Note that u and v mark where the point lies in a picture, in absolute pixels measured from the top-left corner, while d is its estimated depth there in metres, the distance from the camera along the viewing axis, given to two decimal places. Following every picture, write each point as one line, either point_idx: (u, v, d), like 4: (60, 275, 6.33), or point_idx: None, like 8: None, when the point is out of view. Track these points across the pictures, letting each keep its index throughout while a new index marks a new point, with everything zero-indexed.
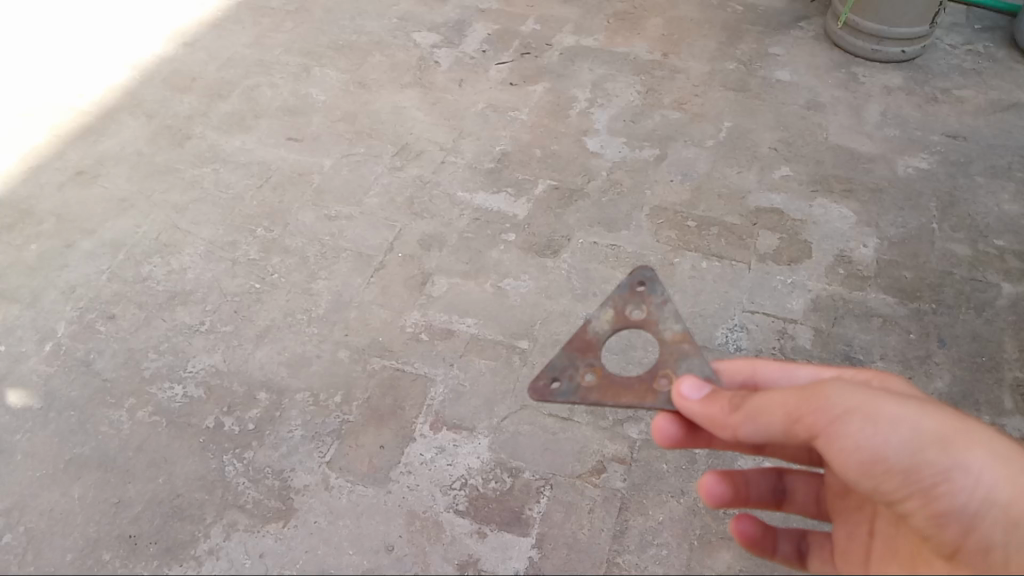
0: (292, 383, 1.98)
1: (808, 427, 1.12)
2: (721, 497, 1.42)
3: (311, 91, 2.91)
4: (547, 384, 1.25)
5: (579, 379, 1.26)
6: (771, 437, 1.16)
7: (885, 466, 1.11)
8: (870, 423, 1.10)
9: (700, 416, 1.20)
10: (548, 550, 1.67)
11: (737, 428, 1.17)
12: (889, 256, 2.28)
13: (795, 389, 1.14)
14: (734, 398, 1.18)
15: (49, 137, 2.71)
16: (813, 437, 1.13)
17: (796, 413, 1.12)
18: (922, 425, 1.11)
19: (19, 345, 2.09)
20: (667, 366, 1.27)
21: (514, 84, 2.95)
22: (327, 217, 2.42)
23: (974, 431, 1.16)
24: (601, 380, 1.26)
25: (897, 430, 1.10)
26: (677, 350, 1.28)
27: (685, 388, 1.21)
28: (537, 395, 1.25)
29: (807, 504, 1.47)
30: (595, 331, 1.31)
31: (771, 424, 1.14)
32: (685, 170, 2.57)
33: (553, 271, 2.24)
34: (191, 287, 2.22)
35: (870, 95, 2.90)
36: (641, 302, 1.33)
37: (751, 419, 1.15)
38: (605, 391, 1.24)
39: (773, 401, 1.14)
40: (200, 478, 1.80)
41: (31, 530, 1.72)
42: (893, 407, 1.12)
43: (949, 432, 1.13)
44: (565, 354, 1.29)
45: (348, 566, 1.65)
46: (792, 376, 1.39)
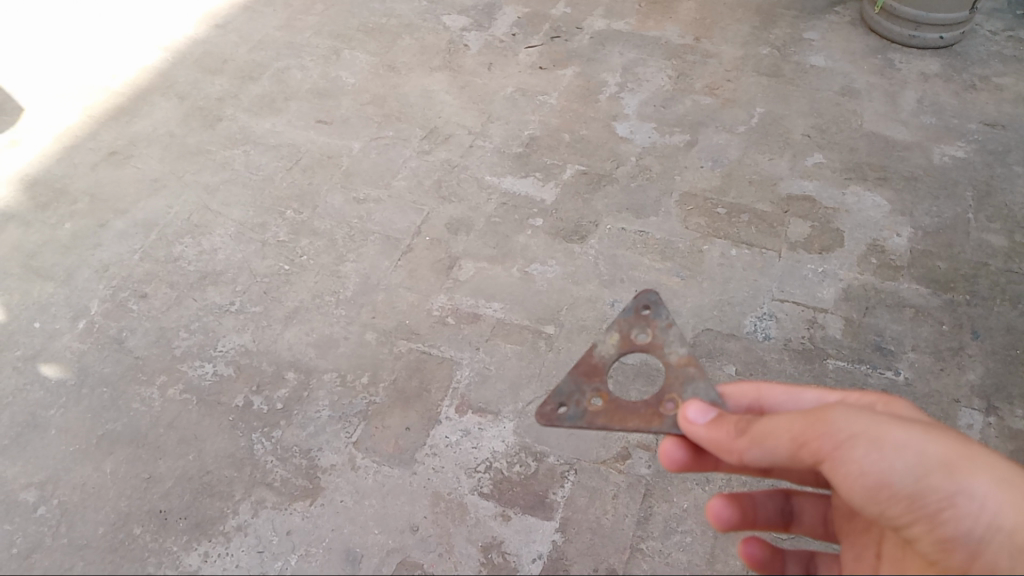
0: (320, 363, 2.00)
1: (813, 451, 1.12)
2: (728, 520, 1.39)
3: (341, 74, 2.92)
4: (554, 408, 1.28)
5: (587, 403, 1.29)
6: (778, 462, 1.16)
7: (890, 492, 1.10)
8: (874, 448, 1.09)
9: (706, 440, 1.21)
10: (572, 534, 1.68)
11: (743, 453, 1.17)
12: (923, 246, 2.24)
13: (800, 414, 1.14)
14: (740, 422, 1.18)
15: (82, 118, 2.75)
16: (819, 462, 1.13)
17: (800, 438, 1.12)
18: (928, 450, 1.10)
19: (54, 323, 2.12)
20: (673, 390, 1.29)
21: (544, 68, 2.94)
22: (355, 200, 2.43)
23: (983, 457, 1.13)
24: (608, 405, 1.29)
25: (902, 455, 1.09)
26: (681, 374, 1.30)
27: (690, 412, 1.22)
28: (545, 419, 1.27)
29: (814, 525, 1.44)
30: (602, 355, 1.35)
31: (776, 448, 1.14)
32: (716, 156, 2.54)
33: (580, 256, 2.23)
34: (222, 267, 2.24)
35: (907, 82, 2.84)
36: (645, 326, 1.37)
37: (757, 443, 1.15)
38: (612, 415, 1.27)
39: (778, 425, 1.14)
40: (229, 456, 1.82)
41: (65, 503, 1.76)
42: (898, 432, 1.10)
43: (955, 457, 1.11)
44: (571, 378, 1.32)
45: (373, 546, 1.67)
46: (799, 400, 1.36)
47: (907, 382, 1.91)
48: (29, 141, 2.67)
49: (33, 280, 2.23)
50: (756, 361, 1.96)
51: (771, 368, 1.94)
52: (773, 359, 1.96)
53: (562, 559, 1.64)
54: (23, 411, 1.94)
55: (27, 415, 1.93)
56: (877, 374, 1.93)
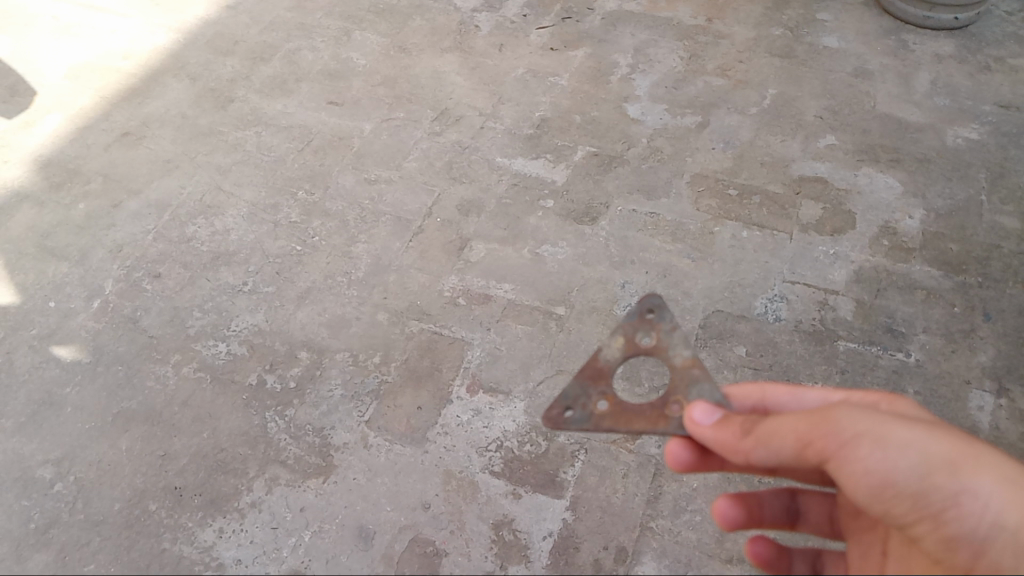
0: (332, 343, 2.01)
1: (819, 451, 1.11)
2: (734, 519, 1.41)
3: (351, 55, 2.92)
4: (560, 412, 1.24)
5: (593, 407, 1.25)
6: (782, 461, 1.14)
7: (896, 490, 1.11)
8: (880, 447, 1.09)
9: (712, 441, 1.18)
10: (582, 512, 1.69)
11: (749, 453, 1.16)
12: (936, 228, 2.23)
13: (804, 414, 1.13)
14: (746, 422, 1.16)
15: (94, 99, 2.76)
16: (824, 461, 1.12)
17: (806, 438, 1.11)
18: (933, 449, 1.11)
19: (69, 302, 2.15)
20: (678, 393, 1.26)
21: (555, 49, 2.93)
22: (367, 180, 2.44)
23: (984, 456, 1.15)
24: (614, 408, 1.24)
25: (907, 454, 1.09)
26: (686, 375, 1.26)
27: (696, 413, 1.20)
28: (551, 423, 1.24)
29: (821, 524, 1.44)
30: (607, 359, 1.30)
31: (782, 448, 1.13)
32: (727, 138, 2.53)
33: (591, 238, 2.23)
34: (235, 248, 2.26)
35: (921, 63, 2.82)
36: (649, 330, 1.31)
37: (762, 443, 1.14)
38: (618, 418, 1.23)
39: (783, 424, 1.12)
40: (243, 434, 1.84)
41: (81, 480, 1.79)
42: (902, 431, 1.11)
43: (959, 456, 1.12)
44: (577, 383, 1.28)
45: (386, 523, 1.69)
46: (802, 400, 1.35)
47: (917, 364, 1.91)
48: (42, 122, 2.68)
49: (47, 260, 2.25)
50: (766, 342, 1.96)
51: (781, 349, 1.95)
52: (783, 341, 1.97)
53: (572, 537, 1.66)
54: (39, 389, 1.96)
55: (44, 393, 1.95)
56: (887, 355, 1.93)
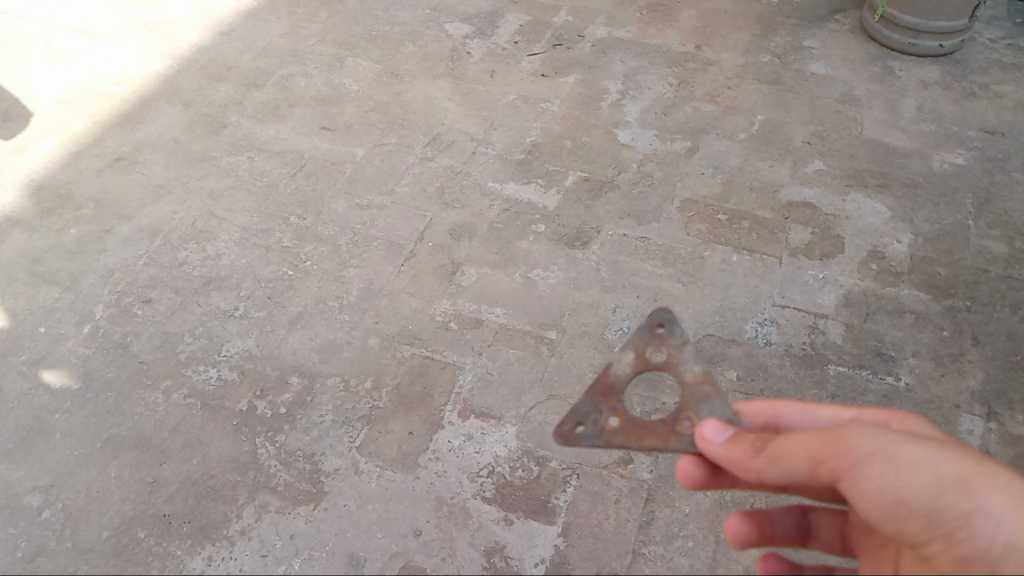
0: (323, 368, 2.01)
1: (831, 470, 1.12)
2: (746, 537, 1.40)
3: (344, 81, 2.94)
4: (572, 428, 1.25)
5: (604, 423, 1.26)
6: (793, 479, 1.16)
7: (908, 509, 1.11)
8: (891, 466, 1.10)
9: (724, 458, 1.19)
10: (575, 538, 1.68)
11: (761, 471, 1.17)
12: (923, 252, 2.26)
13: (815, 432, 1.14)
14: (758, 440, 1.18)
15: (86, 124, 2.77)
16: (836, 480, 1.13)
17: (818, 456, 1.12)
18: (944, 468, 1.11)
19: (59, 327, 2.14)
20: (689, 409, 1.26)
21: (546, 75, 2.96)
22: (359, 205, 2.45)
23: (999, 475, 1.14)
24: (625, 424, 1.25)
25: (918, 473, 1.10)
26: (697, 392, 1.27)
27: (707, 430, 1.20)
28: (562, 439, 1.25)
29: (832, 540, 1.44)
30: (618, 374, 1.30)
31: (795, 466, 1.14)
32: (717, 163, 2.56)
33: (582, 262, 2.24)
34: (226, 272, 2.26)
35: (907, 90, 2.86)
36: (660, 345, 1.32)
37: (774, 461, 1.15)
38: (630, 434, 1.24)
39: (796, 442, 1.14)
40: (233, 460, 1.83)
41: (69, 507, 1.77)
42: (914, 450, 1.12)
43: (971, 475, 1.13)
44: (588, 398, 1.29)
45: (377, 550, 1.68)
46: (814, 418, 1.36)
47: (907, 388, 1.92)
48: (34, 147, 2.69)
49: (38, 285, 2.25)
50: (757, 366, 1.97)
51: (772, 373, 1.95)
52: (774, 365, 1.97)
53: (564, 564, 1.65)
54: (28, 415, 1.95)
55: (33, 419, 1.94)
56: (877, 379, 1.94)
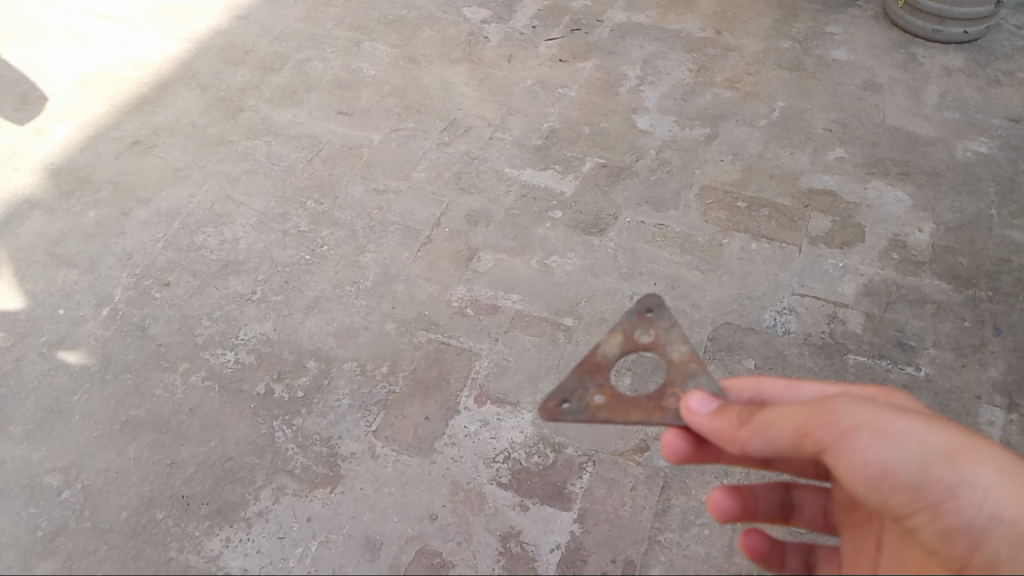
0: (340, 352, 2.01)
1: (816, 441, 1.11)
2: (728, 511, 1.39)
3: (361, 66, 2.93)
4: (556, 404, 1.24)
5: (589, 399, 1.24)
6: (778, 451, 1.14)
7: (893, 482, 1.11)
8: (878, 438, 1.10)
9: (708, 430, 1.18)
10: (590, 524, 1.68)
11: (746, 443, 1.15)
12: (945, 241, 2.23)
13: (802, 404, 1.13)
14: (743, 412, 1.16)
15: (104, 107, 2.78)
16: (821, 452, 1.12)
17: (804, 428, 1.11)
18: (930, 440, 1.11)
19: (78, 309, 2.15)
20: (675, 385, 1.25)
21: (564, 60, 2.93)
22: (376, 190, 2.44)
23: (981, 447, 1.16)
24: (610, 400, 1.24)
25: (905, 445, 1.10)
26: (683, 369, 1.26)
27: (693, 402, 1.19)
28: (547, 414, 1.23)
29: (815, 518, 1.44)
30: (605, 354, 1.30)
31: (780, 438, 1.13)
32: (737, 150, 2.53)
33: (599, 249, 2.23)
34: (244, 256, 2.26)
35: (930, 77, 2.82)
36: (648, 327, 1.31)
37: (760, 433, 1.13)
38: (615, 409, 1.22)
39: (782, 413, 1.13)
40: (251, 443, 1.84)
41: (88, 488, 1.78)
42: (900, 422, 1.11)
43: (956, 447, 1.13)
44: (575, 376, 1.27)
45: (393, 533, 1.68)
46: (799, 394, 1.34)
47: (928, 378, 1.90)
48: (53, 130, 2.70)
49: (57, 267, 2.26)
50: (775, 355, 1.96)
51: (791, 362, 1.94)
52: (793, 353, 1.96)
53: (580, 550, 1.65)
54: (47, 396, 1.96)
55: (52, 400, 1.95)
56: (897, 369, 1.92)
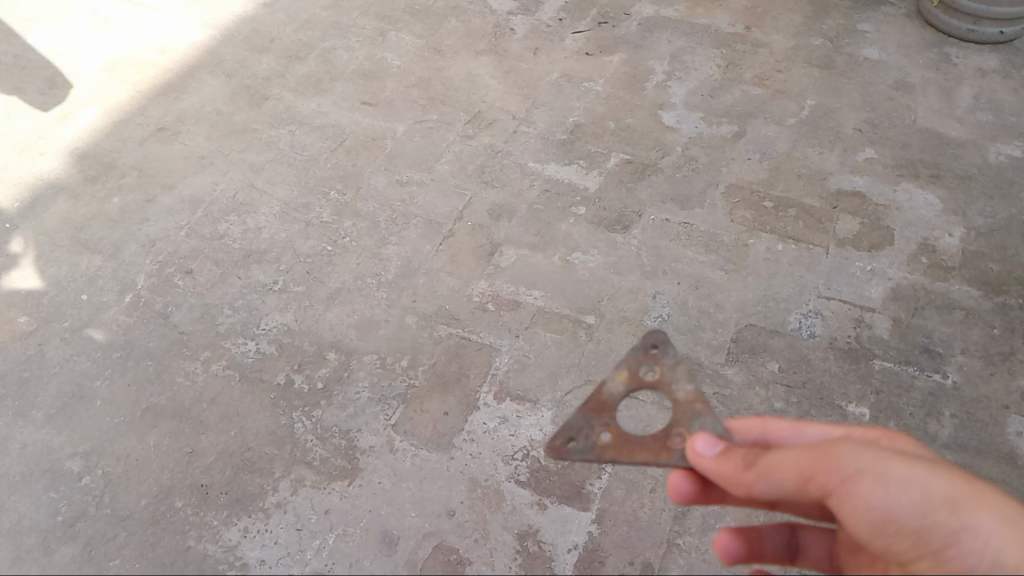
0: (360, 345, 2.01)
1: (820, 485, 1.09)
2: (735, 553, 1.35)
3: (386, 56, 2.92)
4: (563, 442, 1.21)
5: (595, 438, 1.22)
6: (780, 493, 1.12)
7: (896, 527, 1.08)
8: (880, 483, 1.07)
9: (713, 473, 1.16)
10: (608, 526, 1.67)
11: (750, 486, 1.13)
12: (976, 246, 2.19)
13: (806, 447, 1.11)
14: (748, 454, 1.14)
15: (129, 93, 2.78)
16: (824, 495, 1.10)
17: (807, 472, 1.09)
18: (933, 486, 1.08)
19: (100, 295, 2.16)
20: (680, 425, 1.22)
21: (590, 54, 2.91)
22: (399, 182, 2.43)
23: (988, 494, 1.12)
24: (617, 439, 1.21)
25: (908, 491, 1.07)
26: (689, 410, 1.23)
27: (698, 444, 1.17)
28: (553, 453, 1.21)
29: (821, 559, 1.39)
30: (610, 391, 1.26)
31: (784, 481, 1.11)
32: (764, 148, 2.50)
33: (623, 247, 2.21)
34: (267, 246, 2.26)
35: (963, 78, 2.76)
36: (654, 364, 1.28)
37: (765, 476, 1.11)
38: (621, 449, 1.20)
39: (785, 457, 1.10)
40: (270, 433, 1.84)
41: (108, 474, 1.79)
42: (904, 467, 1.08)
43: (961, 492, 1.09)
44: (581, 413, 1.25)
45: (410, 529, 1.68)
46: (805, 436, 1.30)
47: (955, 386, 1.87)
48: (79, 114, 2.71)
49: (80, 253, 2.27)
50: (800, 358, 1.93)
51: (815, 367, 1.91)
52: (817, 357, 1.93)
53: (597, 551, 1.64)
54: (70, 382, 1.97)
55: (75, 385, 1.97)
56: (924, 376, 1.89)
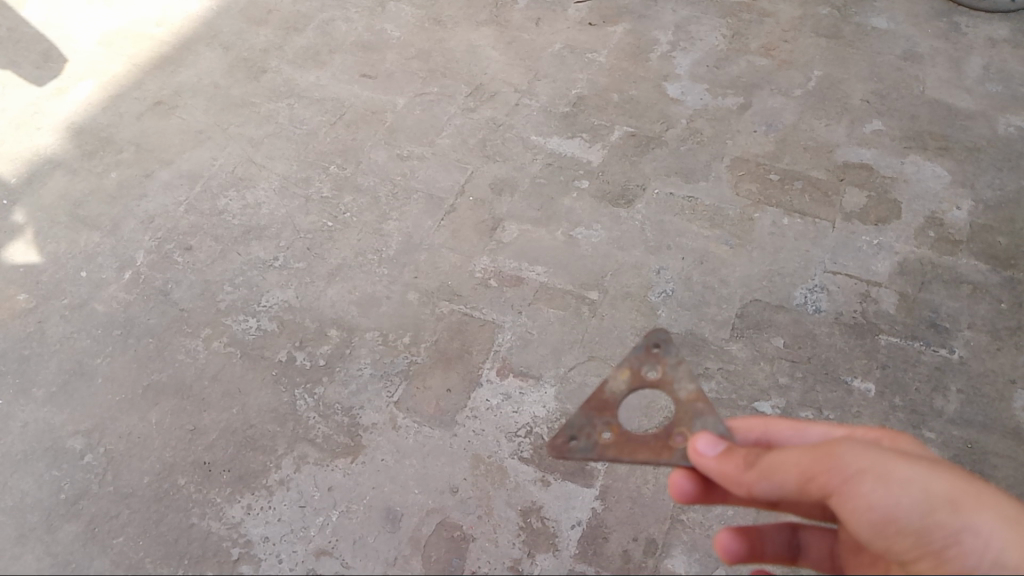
0: (362, 322, 1.99)
1: (821, 486, 1.07)
2: (736, 553, 1.34)
3: (386, 27, 2.87)
4: (565, 441, 1.22)
5: (597, 437, 1.22)
6: (781, 493, 1.10)
7: (897, 528, 1.06)
8: (881, 483, 1.05)
9: (715, 472, 1.14)
10: (612, 502, 1.67)
11: (752, 486, 1.11)
12: (984, 220, 2.16)
13: (807, 448, 1.09)
14: (750, 454, 1.12)
15: (125, 66, 2.74)
16: (826, 496, 1.08)
17: (808, 472, 1.07)
18: (935, 486, 1.06)
19: (100, 272, 2.14)
20: (682, 424, 1.22)
21: (593, 24, 2.85)
22: (399, 156, 2.40)
23: (989, 495, 1.09)
24: (618, 438, 1.22)
25: (910, 491, 1.05)
26: (691, 409, 1.22)
27: (701, 443, 1.16)
28: (555, 452, 1.22)
29: (822, 560, 1.37)
30: (613, 391, 1.26)
31: (786, 481, 1.09)
32: (770, 120, 2.46)
33: (626, 221, 2.18)
34: (266, 222, 2.24)
35: (973, 47, 2.71)
36: (655, 363, 1.27)
37: (766, 476, 1.10)
38: (623, 448, 1.20)
39: (787, 457, 1.09)
40: (273, 411, 1.84)
41: (111, 452, 1.79)
42: (905, 467, 1.06)
43: (962, 493, 1.07)
44: (582, 412, 1.25)
45: (414, 505, 1.68)
46: (805, 437, 1.29)
47: (961, 361, 1.86)
48: (75, 89, 2.67)
49: (78, 229, 2.25)
50: (805, 334, 1.91)
51: (821, 342, 1.90)
52: (823, 333, 1.91)
53: (601, 527, 1.64)
54: (70, 359, 1.96)
55: (75, 363, 1.96)
56: (930, 351, 1.88)
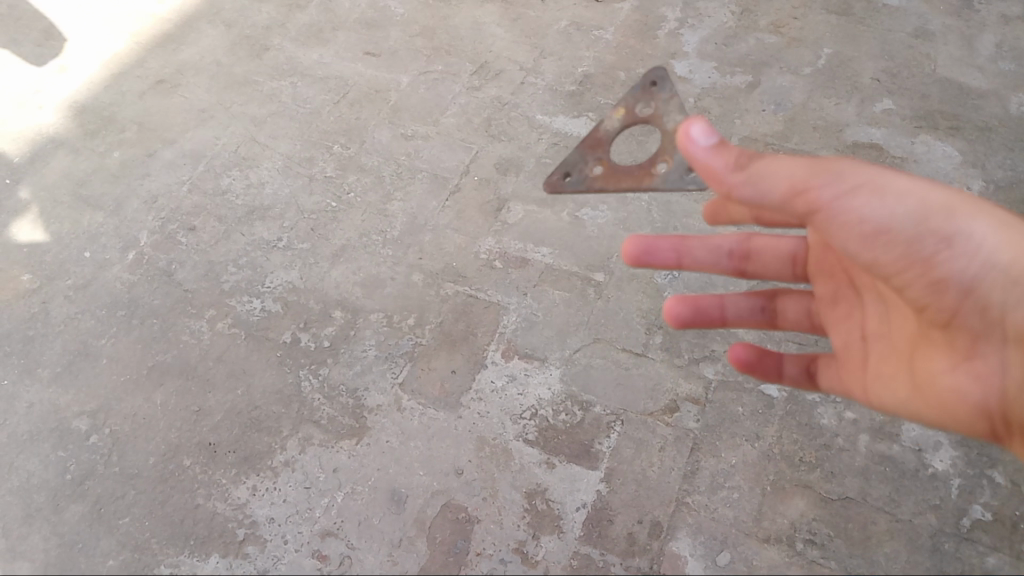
0: (367, 303, 1.99)
1: (809, 201, 1.13)
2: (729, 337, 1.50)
3: (390, 4, 2.83)
4: (558, 178, 1.35)
5: (588, 171, 1.34)
6: (766, 203, 1.15)
7: (886, 236, 1.14)
8: (870, 193, 1.14)
9: (700, 166, 1.14)
10: (617, 485, 1.67)
11: (734, 188, 1.13)
12: (994, 201, 2.13)
13: (803, 163, 1.14)
14: (741, 156, 1.13)
15: (127, 44, 2.71)
16: (814, 211, 1.15)
17: (799, 185, 1.12)
18: (917, 192, 1.15)
19: (103, 252, 2.13)
20: (666, 153, 1.28)
21: (600, 1, 2.81)
22: (403, 135, 2.38)
23: (973, 205, 1.19)
24: (607, 171, 1.33)
25: (899, 201, 1.14)
26: (673, 138, 1.27)
27: (693, 129, 1.12)
28: (550, 190, 1.36)
29: None
30: (607, 129, 1.34)
31: (775, 189, 1.13)
32: (779, 99, 2.43)
33: (633, 202, 2.16)
34: (270, 202, 2.22)
35: (986, 25, 2.67)
36: (650, 101, 1.31)
37: (753, 181, 1.12)
38: (609, 179, 1.31)
39: (779, 168, 1.12)
40: (278, 392, 1.83)
41: (116, 433, 1.79)
42: (891, 180, 1.16)
43: (945, 201, 1.17)
44: (577, 151, 1.36)
45: (418, 487, 1.68)
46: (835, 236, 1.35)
47: None
48: (76, 67, 2.65)
49: (82, 209, 2.24)
50: None
51: None
52: None
53: (606, 510, 1.64)
54: (75, 340, 1.96)
55: (80, 344, 1.95)
56: None
